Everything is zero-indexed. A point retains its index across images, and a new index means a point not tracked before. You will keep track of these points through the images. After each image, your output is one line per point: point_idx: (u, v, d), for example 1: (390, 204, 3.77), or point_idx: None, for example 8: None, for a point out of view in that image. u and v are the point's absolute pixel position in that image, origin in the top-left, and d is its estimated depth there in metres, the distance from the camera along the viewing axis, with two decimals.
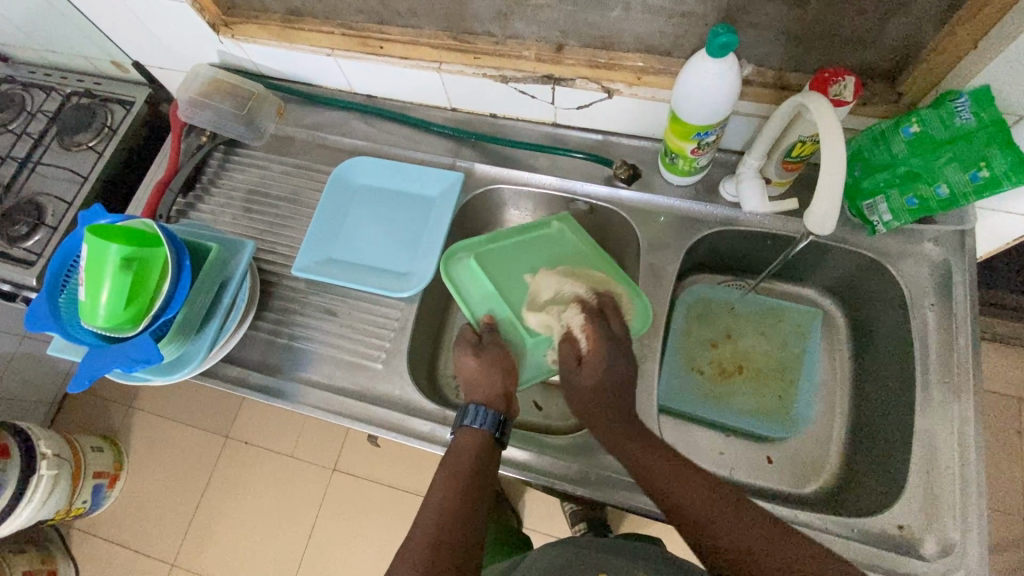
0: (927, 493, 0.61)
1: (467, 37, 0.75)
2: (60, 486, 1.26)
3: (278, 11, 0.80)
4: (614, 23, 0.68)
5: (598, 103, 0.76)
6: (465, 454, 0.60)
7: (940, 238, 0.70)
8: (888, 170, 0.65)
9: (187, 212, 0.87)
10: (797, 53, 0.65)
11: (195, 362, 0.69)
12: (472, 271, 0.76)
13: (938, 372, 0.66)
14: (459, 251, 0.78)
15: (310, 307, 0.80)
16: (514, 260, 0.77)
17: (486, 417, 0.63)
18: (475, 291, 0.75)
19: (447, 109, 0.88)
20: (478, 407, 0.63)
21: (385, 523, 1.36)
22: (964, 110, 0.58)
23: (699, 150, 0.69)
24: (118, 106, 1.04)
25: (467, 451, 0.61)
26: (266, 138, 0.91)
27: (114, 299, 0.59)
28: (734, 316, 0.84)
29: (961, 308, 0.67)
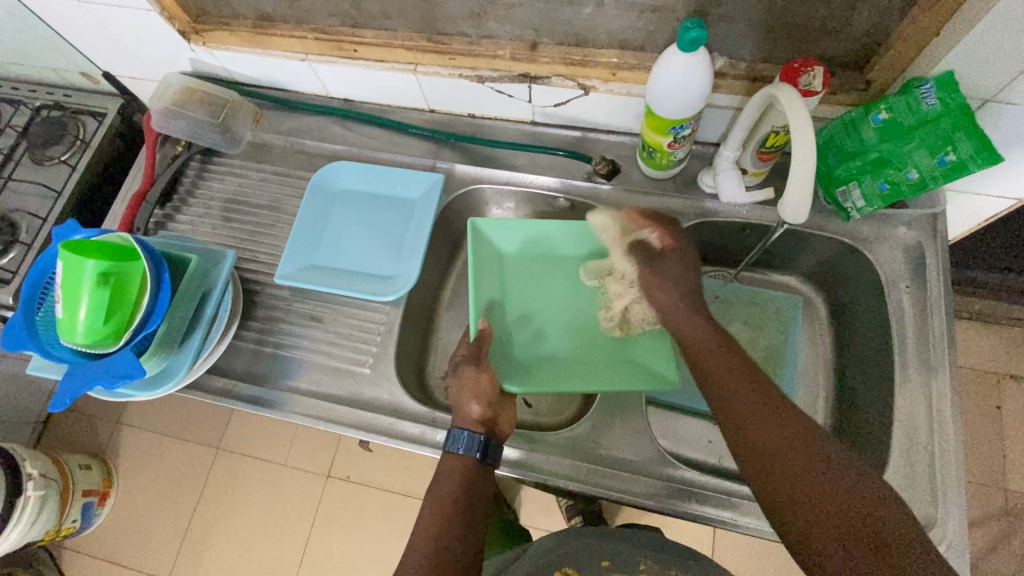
0: (908, 471, 0.63)
1: (441, 38, 0.76)
2: (49, 506, 1.26)
3: (250, 17, 0.80)
4: (585, 20, 0.68)
5: (575, 100, 0.77)
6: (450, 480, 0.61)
7: (913, 222, 0.72)
8: (859, 157, 0.66)
9: (166, 223, 0.86)
10: (767, 44, 0.66)
11: (180, 376, 0.68)
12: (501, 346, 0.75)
13: (916, 351, 0.67)
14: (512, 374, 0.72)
15: (294, 314, 0.79)
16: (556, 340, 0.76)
17: (470, 443, 0.62)
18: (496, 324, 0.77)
19: (425, 111, 0.88)
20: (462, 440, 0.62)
21: (381, 527, 1.40)
22: (930, 96, 0.59)
23: (675, 144, 0.69)
24: (90, 117, 1.03)
25: (452, 474, 0.61)
26: (243, 146, 0.90)
27: (92, 313, 0.58)
28: (773, 313, 0.83)
29: (935, 288, 0.69)
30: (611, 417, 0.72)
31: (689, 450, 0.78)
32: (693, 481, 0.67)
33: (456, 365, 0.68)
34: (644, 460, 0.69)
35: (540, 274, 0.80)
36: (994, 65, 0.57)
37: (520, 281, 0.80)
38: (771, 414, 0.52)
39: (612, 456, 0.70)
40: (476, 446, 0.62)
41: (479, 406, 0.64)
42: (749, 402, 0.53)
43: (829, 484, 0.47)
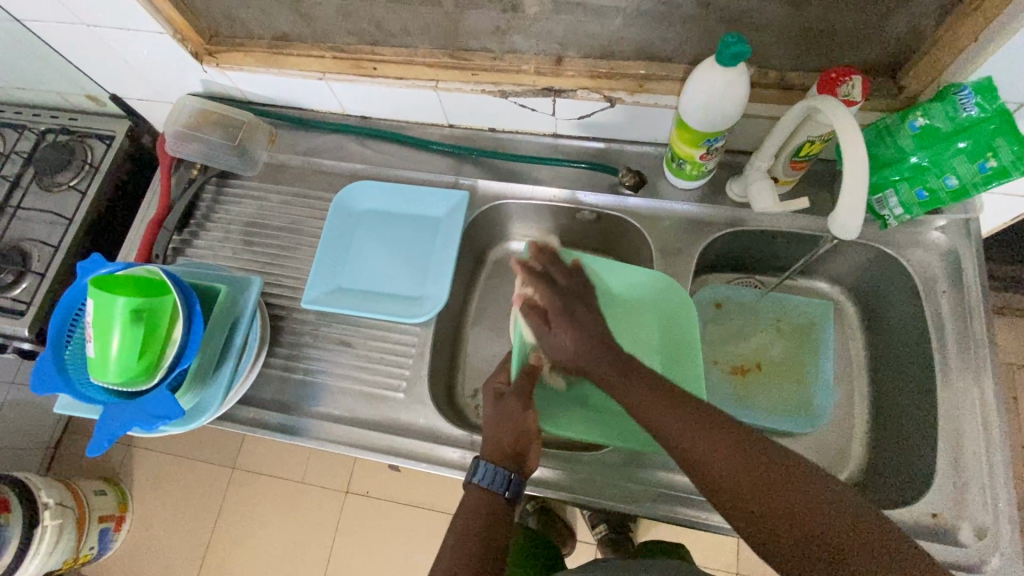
0: (956, 480, 0.62)
1: (464, 53, 0.74)
2: (66, 535, 1.25)
3: (265, 37, 0.79)
4: (613, 32, 0.67)
5: (600, 112, 0.76)
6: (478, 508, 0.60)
7: (947, 227, 0.71)
8: (895, 165, 0.64)
9: (184, 249, 0.85)
10: (799, 52, 0.65)
11: (213, 409, 0.66)
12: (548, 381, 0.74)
13: (957, 357, 0.67)
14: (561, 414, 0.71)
15: (322, 339, 0.78)
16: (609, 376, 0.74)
17: (496, 479, 0.60)
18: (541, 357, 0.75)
19: (444, 126, 0.86)
20: (488, 473, 0.60)
21: (403, 541, 1.39)
22: (969, 103, 0.58)
23: (708, 155, 0.69)
24: (97, 141, 1.01)
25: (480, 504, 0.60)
26: (259, 167, 0.88)
27: (126, 352, 0.57)
28: (805, 320, 0.82)
29: (974, 293, 0.68)
30: None
31: None
32: None
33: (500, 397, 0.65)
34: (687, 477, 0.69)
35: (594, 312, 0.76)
36: None
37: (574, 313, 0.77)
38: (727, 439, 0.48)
39: (657, 475, 0.69)
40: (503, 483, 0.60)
41: (510, 435, 0.62)
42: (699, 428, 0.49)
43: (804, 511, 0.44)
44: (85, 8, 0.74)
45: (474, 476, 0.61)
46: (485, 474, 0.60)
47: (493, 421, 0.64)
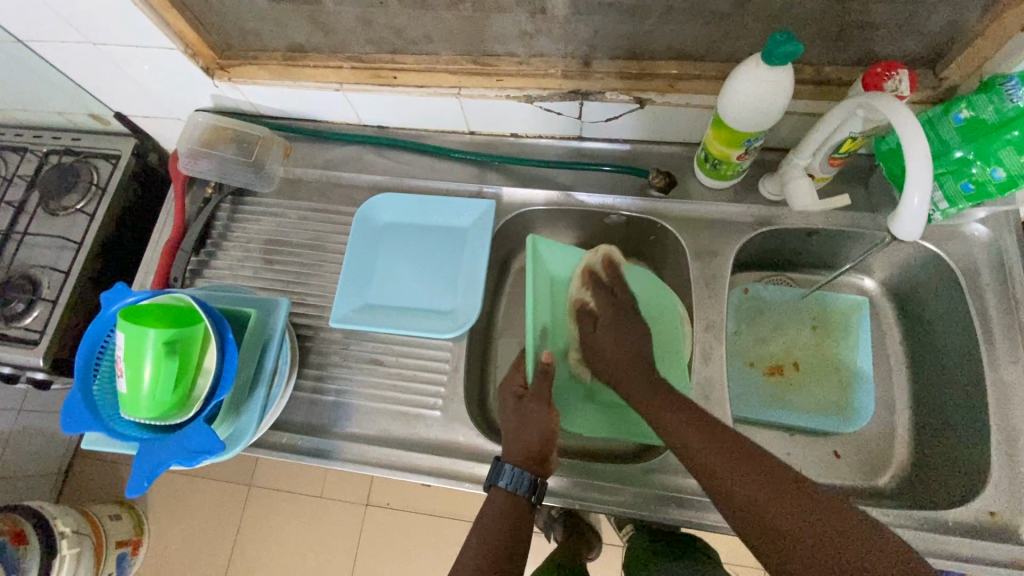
0: (1013, 478, 0.61)
1: (487, 59, 0.72)
2: (84, 564, 1.22)
3: (280, 49, 0.76)
4: (644, 33, 0.66)
5: (628, 114, 0.74)
6: (502, 514, 0.61)
7: (989, 218, 0.70)
8: (938, 158, 0.63)
9: (202, 270, 0.82)
10: (836, 47, 0.64)
11: (248, 437, 0.63)
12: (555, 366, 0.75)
13: (1005, 351, 0.65)
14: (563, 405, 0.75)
15: (351, 358, 0.76)
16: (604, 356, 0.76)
17: (520, 482, 0.61)
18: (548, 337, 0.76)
19: (465, 133, 0.84)
20: (512, 475, 0.61)
21: (428, 553, 1.37)
22: (1018, 93, 0.57)
23: (744, 155, 0.67)
24: (104, 161, 0.98)
25: (503, 509, 0.61)
26: (277, 183, 0.85)
27: (161, 385, 0.55)
28: (839, 317, 0.82)
29: (1020, 285, 0.67)
30: None
31: None
32: None
33: (519, 401, 0.68)
34: None
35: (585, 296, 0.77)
36: None
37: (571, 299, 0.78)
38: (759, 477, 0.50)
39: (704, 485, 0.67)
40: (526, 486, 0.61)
41: (536, 440, 0.64)
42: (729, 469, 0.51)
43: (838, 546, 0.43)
44: (92, 26, 0.71)
45: (500, 481, 0.62)
46: (510, 479, 0.61)
47: (518, 425, 0.65)
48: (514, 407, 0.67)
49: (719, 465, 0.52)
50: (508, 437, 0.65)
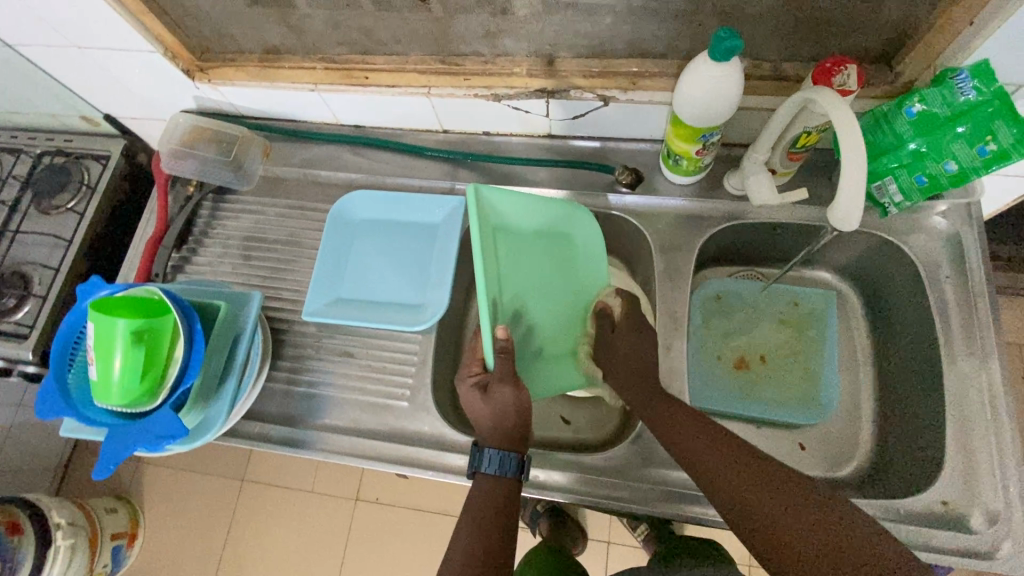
0: (964, 465, 0.62)
1: (455, 59, 0.74)
2: (79, 554, 1.25)
3: (256, 51, 0.79)
4: (603, 32, 0.67)
5: (594, 111, 0.76)
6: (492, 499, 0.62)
7: (949, 212, 0.70)
8: (892, 152, 0.64)
9: (184, 266, 0.85)
10: (791, 43, 0.65)
11: (217, 427, 0.66)
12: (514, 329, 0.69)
13: (962, 342, 0.66)
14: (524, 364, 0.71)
15: (324, 350, 0.78)
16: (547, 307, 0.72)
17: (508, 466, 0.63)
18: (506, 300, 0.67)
19: (439, 132, 0.86)
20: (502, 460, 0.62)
21: (415, 547, 1.39)
22: (966, 86, 0.57)
23: (703, 151, 0.68)
24: (94, 161, 1.01)
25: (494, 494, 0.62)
26: (256, 181, 0.88)
27: (129, 374, 0.57)
28: (805, 311, 0.82)
29: (977, 278, 0.68)
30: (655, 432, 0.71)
31: None
32: None
33: (485, 391, 0.66)
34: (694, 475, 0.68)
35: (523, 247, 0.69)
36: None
37: (514, 252, 0.68)
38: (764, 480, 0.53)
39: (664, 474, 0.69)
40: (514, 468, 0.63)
41: (516, 423, 0.64)
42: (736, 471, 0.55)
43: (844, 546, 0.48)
44: (75, 30, 0.74)
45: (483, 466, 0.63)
46: (491, 462, 0.62)
47: (492, 414, 0.64)
48: (483, 397, 0.65)
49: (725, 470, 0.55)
50: (479, 422, 0.65)
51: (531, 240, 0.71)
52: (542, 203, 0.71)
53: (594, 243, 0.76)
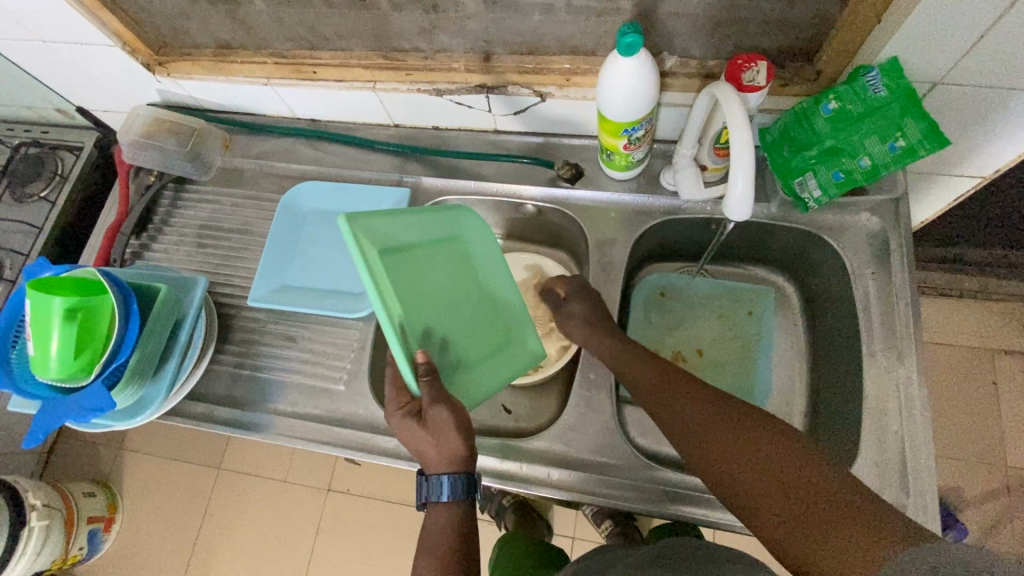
0: (878, 456, 0.63)
1: (397, 54, 0.76)
2: (54, 536, 1.28)
3: (210, 46, 0.82)
4: (534, 29, 0.69)
5: (533, 107, 0.78)
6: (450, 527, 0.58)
7: (875, 208, 0.72)
8: (814, 147, 0.65)
9: (142, 253, 0.88)
10: (714, 41, 0.66)
11: (154, 406, 0.69)
12: (437, 351, 0.68)
13: (882, 337, 0.67)
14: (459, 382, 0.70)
15: (270, 335, 0.80)
16: (462, 321, 0.72)
17: (454, 489, 0.58)
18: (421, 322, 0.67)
19: (391, 126, 0.89)
20: (446, 482, 0.58)
21: (384, 538, 1.42)
22: (877, 83, 0.59)
23: (631, 146, 0.70)
24: (68, 152, 1.04)
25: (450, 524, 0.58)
26: (214, 172, 0.91)
27: (63, 349, 0.59)
28: (743, 305, 0.84)
29: (899, 273, 0.69)
30: (584, 420, 0.72)
31: (667, 447, 0.78)
32: (677, 483, 0.67)
33: (419, 418, 0.61)
34: (619, 461, 0.70)
35: (417, 267, 0.69)
36: (937, 47, 0.57)
37: (408, 274, 0.67)
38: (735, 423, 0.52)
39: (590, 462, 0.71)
40: (462, 489, 0.59)
41: (459, 440, 0.59)
42: (708, 418, 0.54)
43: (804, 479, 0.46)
44: (37, 24, 0.78)
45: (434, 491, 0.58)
46: (439, 487, 0.58)
47: (432, 441, 0.60)
48: (421, 424, 0.61)
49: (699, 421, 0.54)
50: (422, 450, 0.60)
51: (426, 253, 0.71)
52: (413, 216, 0.70)
53: (488, 243, 0.77)
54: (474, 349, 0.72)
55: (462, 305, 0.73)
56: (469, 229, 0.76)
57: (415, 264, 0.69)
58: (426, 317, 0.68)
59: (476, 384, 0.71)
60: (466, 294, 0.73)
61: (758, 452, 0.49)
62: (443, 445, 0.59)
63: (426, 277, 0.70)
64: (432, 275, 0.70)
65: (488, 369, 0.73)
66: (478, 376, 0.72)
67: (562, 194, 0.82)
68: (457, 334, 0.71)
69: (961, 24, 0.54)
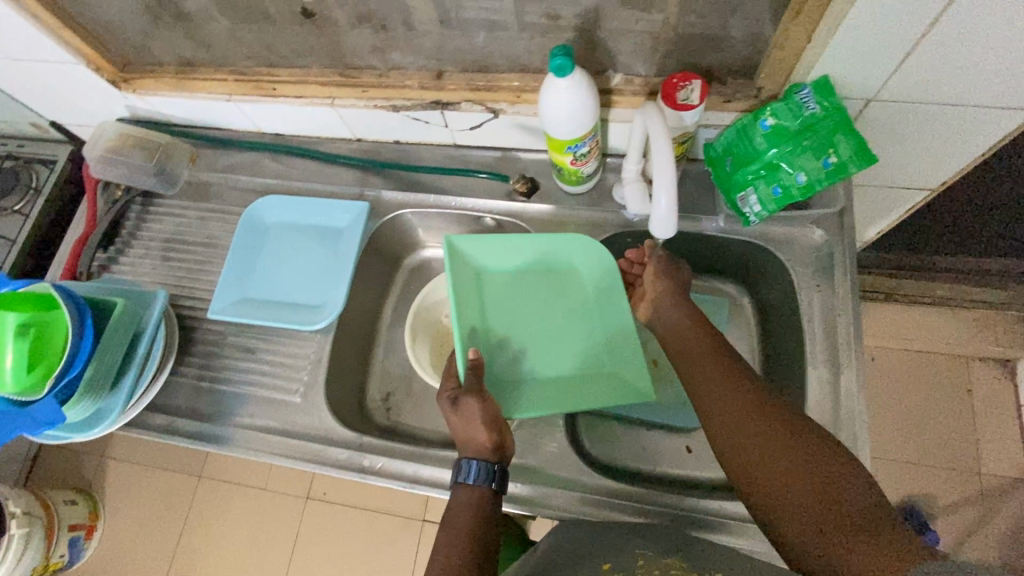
0: None
1: (353, 71, 0.78)
2: (34, 544, 1.29)
3: (173, 63, 0.83)
4: (482, 47, 0.71)
5: (487, 123, 0.79)
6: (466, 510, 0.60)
7: (820, 222, 0.73)
8: (755, 162, 0.66)
9: (109, 266, 0.89)
10: (657, 59, 0.68)
11: (111, 418, 0.70)
12: (506, 364, 0.76)
13: (825, 348, 0.69)
14: (530, 403, 0.73)
15: (231, 348, 0.81)
16: (559, 343, 0.78)
17: (481, 472, 0.61)
18: (495, 336, 0.77)
19: (353, 140, 0.90)
20: (473, 462, 0.61)
21: (362, 545, 1.42)
22: (810, 101, 0.61)
23: (578, 161, 0.71)
24: (41, 166, 1.06)
25: (469, 506, 0.60)
26: (180, 185, 0.93)
27: (18, 362, 0.61)
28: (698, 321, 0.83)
29: (842, 286, 0.70)
30: (535, 431, 0.74)
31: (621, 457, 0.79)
32: (624, 495, 0.68)
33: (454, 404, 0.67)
34: (568, 473, 0.70)
35: (502, 291, 0.79)
36: (865, 66, 0.59)
37: (498, 295, 0.79)
38: (766, 420, 0.55)
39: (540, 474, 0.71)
40: (489, 475, 0.61)
41: (488, 434, 0.63)
42: (739, 411, 0.57)
43: (821, 488, 0.49)
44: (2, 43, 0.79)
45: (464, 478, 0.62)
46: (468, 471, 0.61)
47: (465, 425, 0.65)
48: (455, 411, 0.66)
49: (733, 411, 0.57)
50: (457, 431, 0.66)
51: (524, 278, 0.80)
52: (518, 240, 0.79)
53: (596, 270, 0.79)
54: (560, 369, 0.76)
55: (569, 331, 0.79)
56: (581, 253, 0.79)
57: (529, 290, 0.80)
58: (507, 334, 0.77)
59: (538, 404, 0.73)
60: (571, 315, 0.79)
61: (785, 456, 0.52)
62: (470, 434, 0.64)
63: (507, 299, 0.79)
64: (527, 297, 0.79)
65: (565, 392, 0.74)
66: (551, 397, 0.74)
67: (518, 208, 0.84)
68: (544, 354, 0.77)
69: (889, 40, 0.55)
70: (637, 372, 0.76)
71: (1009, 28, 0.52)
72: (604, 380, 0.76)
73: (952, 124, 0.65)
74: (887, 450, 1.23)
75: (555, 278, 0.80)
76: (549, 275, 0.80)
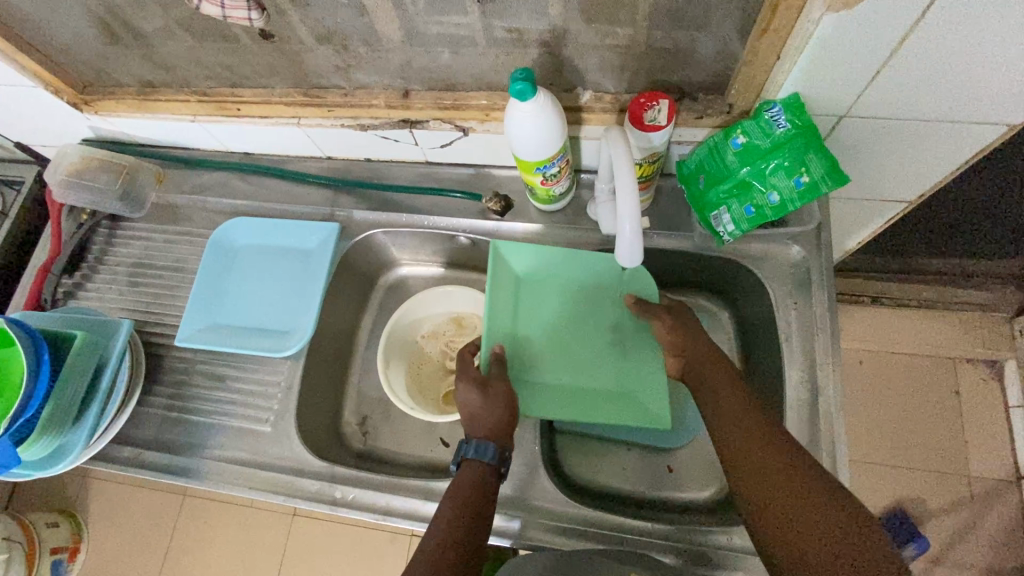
0: None
1: (318, 91, 0.76)
2: (14, 570, 1.27)
3: (134, 84, 0.81)
4: (448, 67, 0.69)
5: (458, 141, 0.78)
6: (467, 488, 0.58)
7: (797, 238, 0.72)
8: (727, 180, 0.65)
9: (75, 292, 0.87)
10: (626, 77, 0.66)
11: (73, 454, 0.68)
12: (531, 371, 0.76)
13: (802, 368, 0.68)
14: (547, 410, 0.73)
15: (200, 376, 0.80)
16: (594, 361, 0.77)
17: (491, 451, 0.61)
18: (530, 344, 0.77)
19: (323, 159, 0.88)
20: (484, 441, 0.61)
21: (350, 561, 1.40)
22: (780, 119, 0.59)
23: (549, 181, 0.70)
24: (7, 187, 1.03)
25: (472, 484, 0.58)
26: (147, 208, 0.90)
27: None
28: None
29: (819, 304, 0.69)
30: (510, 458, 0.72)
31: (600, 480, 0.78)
32: (601, 522, 0.67)
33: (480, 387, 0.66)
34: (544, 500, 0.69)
35: (547, 302, 0.79)
36: (835, 82, 0.58)
37: (541, 304, 0.79)
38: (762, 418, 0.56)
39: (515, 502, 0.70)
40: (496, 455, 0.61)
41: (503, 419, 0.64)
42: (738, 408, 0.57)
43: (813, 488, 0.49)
44: None
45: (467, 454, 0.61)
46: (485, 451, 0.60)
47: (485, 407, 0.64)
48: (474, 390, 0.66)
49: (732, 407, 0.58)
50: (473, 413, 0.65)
51: (572, 293, 0.79)
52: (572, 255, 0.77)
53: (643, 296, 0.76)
54: (586, 385, 0.76)
55: (611, 355, 0.77)
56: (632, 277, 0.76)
57: (571, 300, 0.79)
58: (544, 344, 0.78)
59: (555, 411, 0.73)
60: (609, 334, 0.78)
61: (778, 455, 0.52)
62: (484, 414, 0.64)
63: (550, 310, 0.79)
64: (564, 307, 0.79)
65: (588, 407, 0.74)
66: (571, 410, 0.73)
67: (492, 227, 0.82)
68: (575, 371, 0.76)
69: (860, 56, 0.54)
70: (658, 398, 0.73)
71: (982, 45, 0.50)
72: (629, 408, 0.74)
73: (930, 137, 0.64)
74: (874, 456, 1.21)
75: (604, 296, 0.78)
76: (598, 295, 0.78)
